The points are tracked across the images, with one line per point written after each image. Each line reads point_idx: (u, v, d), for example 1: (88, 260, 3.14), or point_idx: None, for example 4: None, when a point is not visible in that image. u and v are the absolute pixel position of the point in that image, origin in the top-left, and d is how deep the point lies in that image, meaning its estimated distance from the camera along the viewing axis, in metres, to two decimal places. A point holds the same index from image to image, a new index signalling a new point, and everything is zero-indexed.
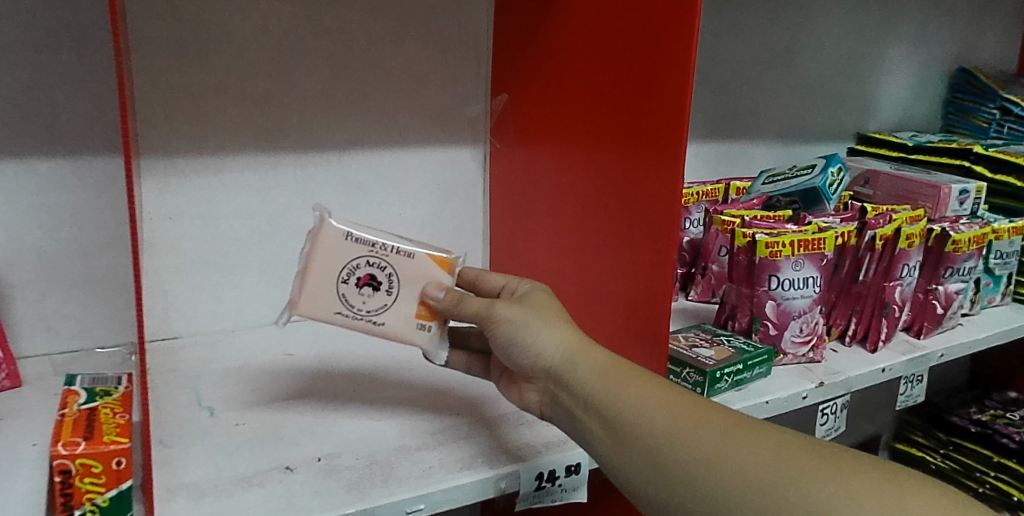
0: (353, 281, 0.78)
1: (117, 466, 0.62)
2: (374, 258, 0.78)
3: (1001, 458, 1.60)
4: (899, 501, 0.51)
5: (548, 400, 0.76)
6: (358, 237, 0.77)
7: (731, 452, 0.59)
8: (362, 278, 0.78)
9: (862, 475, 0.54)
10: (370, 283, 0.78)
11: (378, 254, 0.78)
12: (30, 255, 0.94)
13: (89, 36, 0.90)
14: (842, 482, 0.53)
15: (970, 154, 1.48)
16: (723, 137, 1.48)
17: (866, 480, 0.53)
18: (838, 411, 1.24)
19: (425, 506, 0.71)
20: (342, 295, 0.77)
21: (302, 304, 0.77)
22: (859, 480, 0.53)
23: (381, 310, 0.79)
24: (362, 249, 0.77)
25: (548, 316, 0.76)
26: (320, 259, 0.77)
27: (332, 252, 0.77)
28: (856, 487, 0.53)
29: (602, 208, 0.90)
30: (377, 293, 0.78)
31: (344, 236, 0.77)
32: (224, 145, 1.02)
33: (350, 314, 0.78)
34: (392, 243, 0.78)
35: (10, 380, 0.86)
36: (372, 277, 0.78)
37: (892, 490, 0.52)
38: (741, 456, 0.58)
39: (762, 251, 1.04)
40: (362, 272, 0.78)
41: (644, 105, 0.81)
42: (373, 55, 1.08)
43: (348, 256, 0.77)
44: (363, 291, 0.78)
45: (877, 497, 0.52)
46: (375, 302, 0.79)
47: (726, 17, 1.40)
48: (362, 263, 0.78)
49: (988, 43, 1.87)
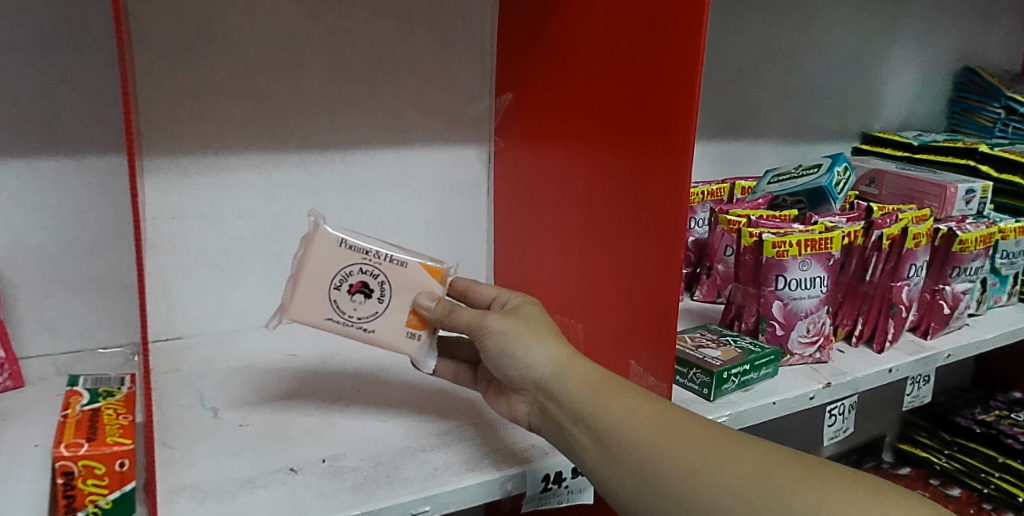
0: (345, 288, 0.77)
1: (120, 467, 0.61)
2: (367, 266, 0.77)
3: (1006, 459, 1.59)
4: (875, 510, 0.53)
5: (537, 411, 0.75)
6: (352, 245, 0.76)
7: (715, 465, 0.60)
8: (353, 286, 0.77)
9: (841, 488, 0.56)
10: (362, 291, 0.77)
11: (372, 262, 0.77)
12: (32, 255, 0.93)
13: (91, 34, 0.89)
14: (823, 493, 0.55)
15: (976, 153, 1.48)
16: (728, 136, 1.48)
17: (846, 494, 0.55)
18: (844, 411, 1.23)
19: (431, 507, 0.71)
20: (334, 302, 0.77)
21: (293, 308, 0.76)
22: (839, 494, 0.55)
23: (372, 318, 0.78)
24: (356, 257, 0.77)
25: (538, 328, 0.76)
26: (313, 266, 0.76)
27: (326, 258, 0.76)
28: (837, 500, 0.55)
29: (608, 212, 0.89)
30: (369, 301, 0.78)
31: (339, 243, 0.76)
32: (227, 144, 1.01)
33: (341, 320, 0.77)
34: (386, 251, 0.78)
35: (13, 380, 0.86)
36: (364, 284, 0.77)
37: (871, 504, 0.54)
38: (724, 470, 0.60)
39: (770, 251, 1.04)
40: (353, 279, 0.77)
41: (650, 105, 0.80)
42: (377, 53, 1.08)
43: (342, 263, 0.76)
44: (355, 298, 0.77)
45: (858, 507, 0.54)
46: (366, 309, 0.78)
47: (731, 16, 1.40)
48: (355, 270, 0.77)
49: (994, 42, 1.86)
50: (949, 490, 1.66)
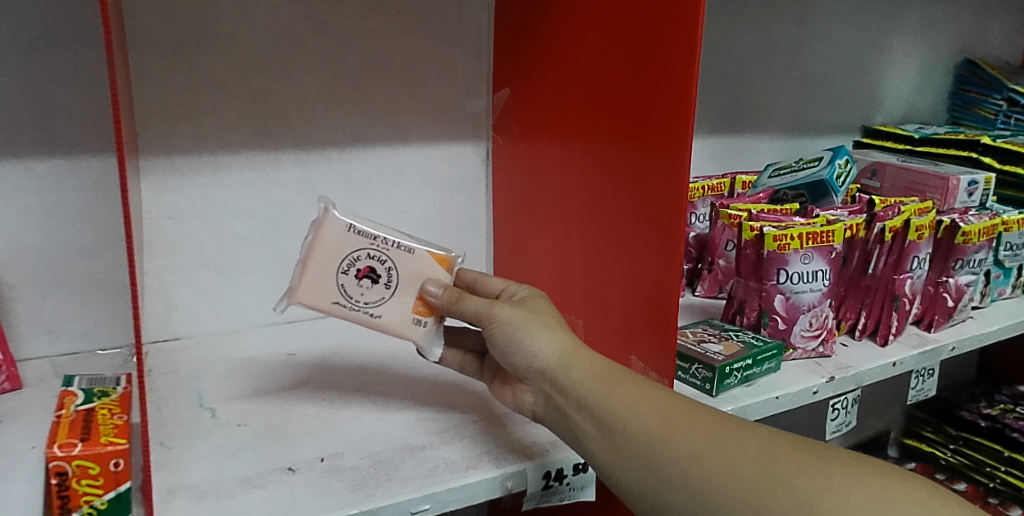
0: (352, 273, 0.76)
1: (115, 467, 0.61)
2: (375, 251, 0.76)
3: (1012, 453, 1.58)
4: (880, 496, 0.52)
5: (542, 401, 0.74)
6: (360, 230, 0.76)
7: (720, 451, 0.60)
8: (361, 270, 0.76)
9: (846, 470, 0.55)
10: (369, 276, 0.77)
11: (379, 248, 0.77)
12: (28, 256, 0.92)
13: (84, 34, 0.88)
14: (825, 476, 0.55)
15: (978, 145, 1.48)
16: (727, 131, 1.47)
17: (848, 474, 0.54)
18: (849, 406, 1.22)
19: (430, 506, 0.70)
20: (341, 286, 0.76)
21: (300, 292, 0.75)
22: (842, 476, 0.54)
23: (379, 303, 0.77)
24: (364, 242, 0.76)
25: (545, 319, 0.75)
26: (322, 250, 0.75)
27: (333, 244, 0.75)
28: (839, 480, 0.54)
29: (608, 205, 0.88)
30: (376, 286, 0.77)
31: (347, 228, 0.76)
32: (223, 144, 1.01)
33: (348, 304, 0.76)
34: (394, 238, 0.77)
35: (10, 383, 0.85)
36: (371, 270, 0.76)
37: (874, 484, 0.53)
38: (728, 453, 0.59)
39: (772, 244, 1.02)
40: (361, 264, 0.76)
41: (647, 91, 0.79)
42: (374, 50, 1.07)
43: (349, 248, 0.76)
44: (362, 283, 0.76)
45: (861, 490, 0.53)
46: (373, 295, 0.77)
47: (730, 9, 1.39)
48: (363, 255, 0.76)
49: (996, 34, 1.85)
50: (955, 484, 1.66)
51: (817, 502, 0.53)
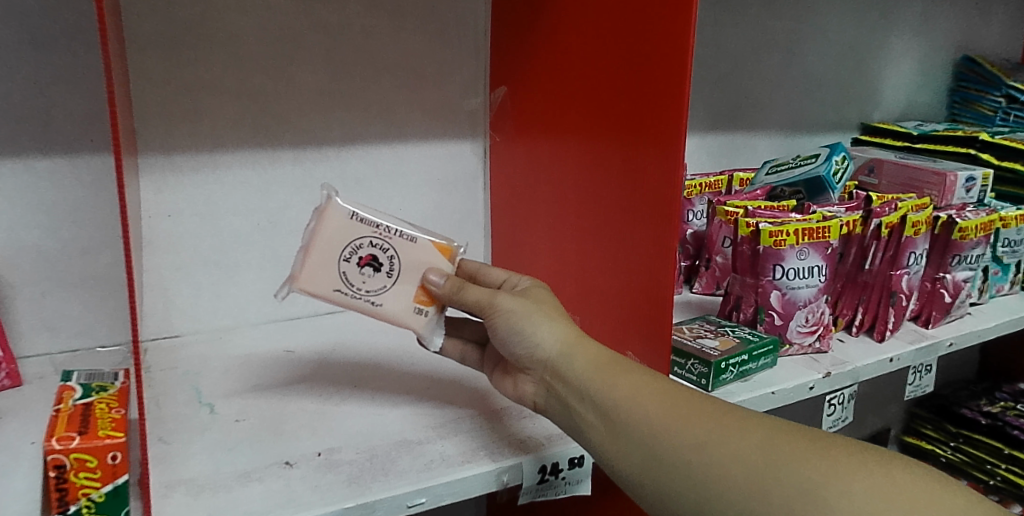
0: (354, 260, 0.77)
1: (112, 461, 0.61)
2: (377, 240, 0.77)
3: (1013, 450, 1.58)
4: (883, 483, 0.53)
5: (543, 391, 0.75)
6: (363, 218, 0.76)
7: (723, 439, 0.60)
8: (363, 258, 0.77)
9: (848, 458, 0.55)
10: (372, 264, 0.77)
11: (382, 236, 0.77)
12: (28, 254, 0.93)
13: (84, 33, 0.89)
14: (829, 464, 0.55)
15: (976, 142, 1.48)
16: (725, 129, 1.47)
17: (851, 461, 0.55)
18: (846, 401, 1.22)
19: (425, 499, 0.70)
20: (342, 273, 0.76)
21: (302, 279, 0.76)
22: (845, 464, 0.55)
23: (380, 292, 0.78)
24: (366, 231, 0.77)
25: (547, 310, 0.75)
26: (324, 237, 0.76)
27: (335, 231, 0.76)
28: (843, 468, 0.55)
29: (604, 202, 0.89)
30: (378, 275, 0.77)
31: (350, 216, 0.76)
32: (222, 142, 1.01)
33: (350, 292, 0.77)
34: (397, 227, 0.78)
35: (11, 380, 0.86)
36: (373, 258, 0.77)
37: (876, 472, 0.54)
38: (732, 441, 0.60)
39: (767, 240, 1.03)
40: (363, 252, 0.77)
41: (641, 89, 0.80)
42: (371, 48, 1.07)
43: (351, 236, 0.76)
44: (364, 271, 0.77)
45: (865, 478, 0.53)
46: (374, 283, 0.78)
47: (727, 6, 1.39)
48: (365, 243, 0.77)
49: (995, 31, 1.85)
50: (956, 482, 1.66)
51: (821, 489, 0.54)
